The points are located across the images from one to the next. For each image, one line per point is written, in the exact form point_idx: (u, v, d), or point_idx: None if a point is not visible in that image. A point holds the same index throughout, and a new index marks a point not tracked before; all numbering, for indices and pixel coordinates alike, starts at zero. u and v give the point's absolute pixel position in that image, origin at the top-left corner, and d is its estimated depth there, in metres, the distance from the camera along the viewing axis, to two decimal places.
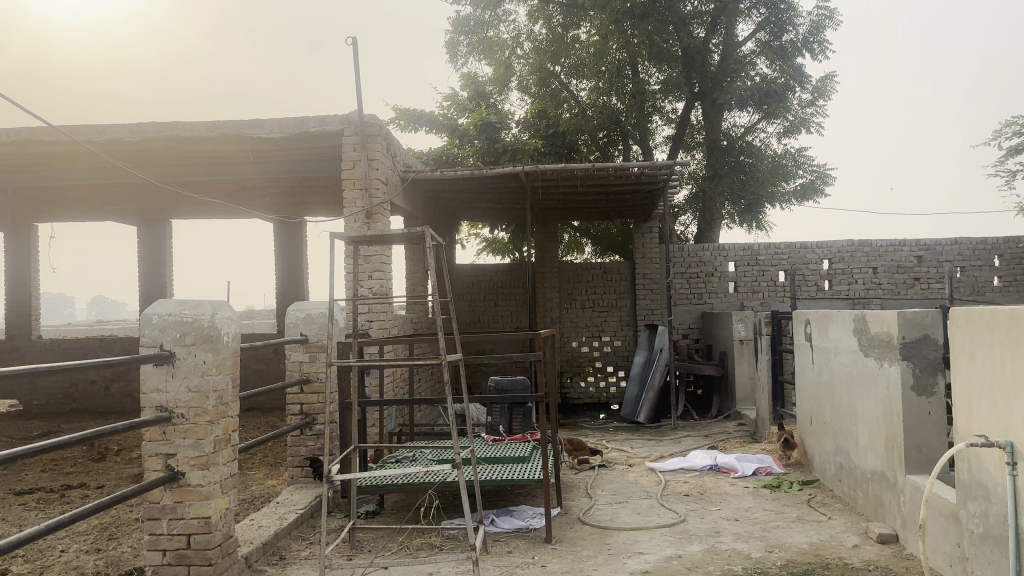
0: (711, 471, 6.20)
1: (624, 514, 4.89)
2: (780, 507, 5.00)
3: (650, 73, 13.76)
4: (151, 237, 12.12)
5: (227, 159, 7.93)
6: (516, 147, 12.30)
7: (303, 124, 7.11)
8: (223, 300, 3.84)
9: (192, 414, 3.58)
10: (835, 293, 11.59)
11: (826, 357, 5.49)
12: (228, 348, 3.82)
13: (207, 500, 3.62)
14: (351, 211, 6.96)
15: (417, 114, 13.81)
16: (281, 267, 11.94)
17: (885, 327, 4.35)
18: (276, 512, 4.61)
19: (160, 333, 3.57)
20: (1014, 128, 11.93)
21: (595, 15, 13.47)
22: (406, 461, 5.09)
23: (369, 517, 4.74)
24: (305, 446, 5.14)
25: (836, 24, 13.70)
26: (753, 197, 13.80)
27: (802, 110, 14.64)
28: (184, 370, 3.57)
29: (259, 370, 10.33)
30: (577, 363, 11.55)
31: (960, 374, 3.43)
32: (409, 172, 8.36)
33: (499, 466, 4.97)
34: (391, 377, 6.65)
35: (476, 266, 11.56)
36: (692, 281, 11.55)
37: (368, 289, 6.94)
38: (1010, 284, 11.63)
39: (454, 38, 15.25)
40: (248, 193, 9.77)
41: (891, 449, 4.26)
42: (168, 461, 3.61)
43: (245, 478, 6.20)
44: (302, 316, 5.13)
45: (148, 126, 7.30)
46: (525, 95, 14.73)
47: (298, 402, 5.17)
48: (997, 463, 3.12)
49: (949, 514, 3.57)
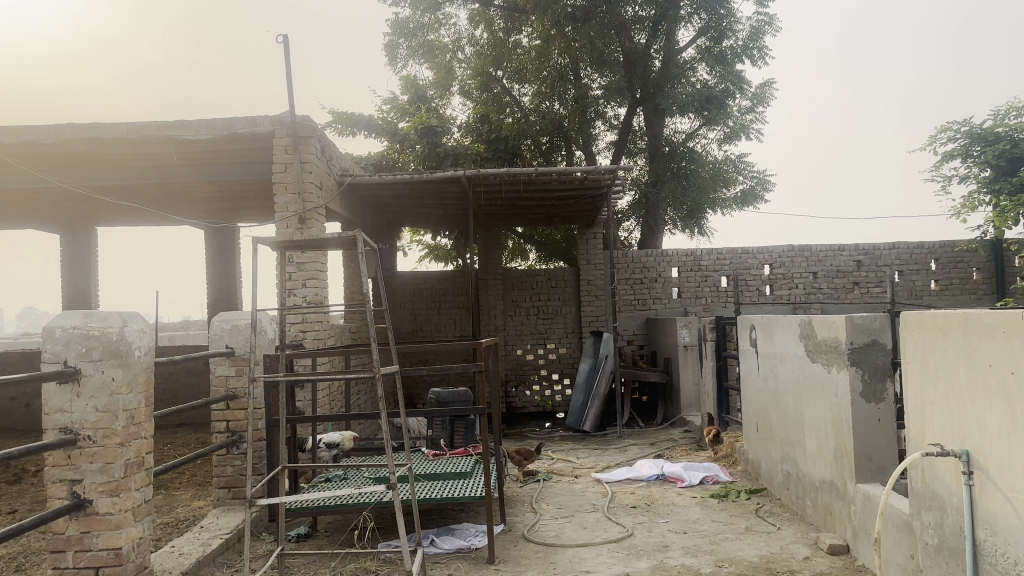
0: (658, 481, 6.06)
1: (570, 530, 4.69)
2: (729, 518, 4.89)
3: (592, 78, 13.67)
4: (75, 245, 11.54)
5: (153, 161, 7.52)
6: (458, 151, 12.08)
7: (231, 126, 6.78)
8: (135, 312, 3.52)
9: (100, 436, 3.28)
10: (776, 298, 11.68)
11: (771, 364, 5.41)
12: (141, 364, 3.51)
13: (118, 529, 3.32)
14: (283, 216, 6.70)
15: (355, 117, 13.50)
16: (213, 274, 11.50)
17: (832, 332, 4.26)
18: (199, 537, 4.28)
19: (64, 347, 3.23)
20: (949, 133, 12.16)
21: (537, 19, 13.32)
22: (339, 481, 4.86)
23: (300, 540, 4.46)
24: (232, 466, 4.82)
25: (775, 30, 13.85)
26: (695, 204, 13.80)
27: (741, 117, 14.76)
28: (91, 388, 3.25)
29: (190, 384, 9.84)
30: (522, 371, 11.37)
31: (913, 381, 3.34)
32: (345, 176, 8.08)
33: (438, 483, 4.73)
34: (327, 391, 6.38)
35: (417, 273, 11.30)
36: (636, 287, 11.49)
37: (302, 298, 6.65)
38: (945, 288, 11.88)
39: (394, 40, 14.86)
40: (177, 198, 9.35)
41: (840, 458, 4.17)
42: (74, 487, 3.28)
43: (169, 501, 5.83)
44: (228, 328, 4.83)
45: (65, 127, 6.84)
46: (467, 100, 14.55)
47: (224, 419, 4.85)
48: (952, 471, 3.02)
49: (902, 524, 3.48)
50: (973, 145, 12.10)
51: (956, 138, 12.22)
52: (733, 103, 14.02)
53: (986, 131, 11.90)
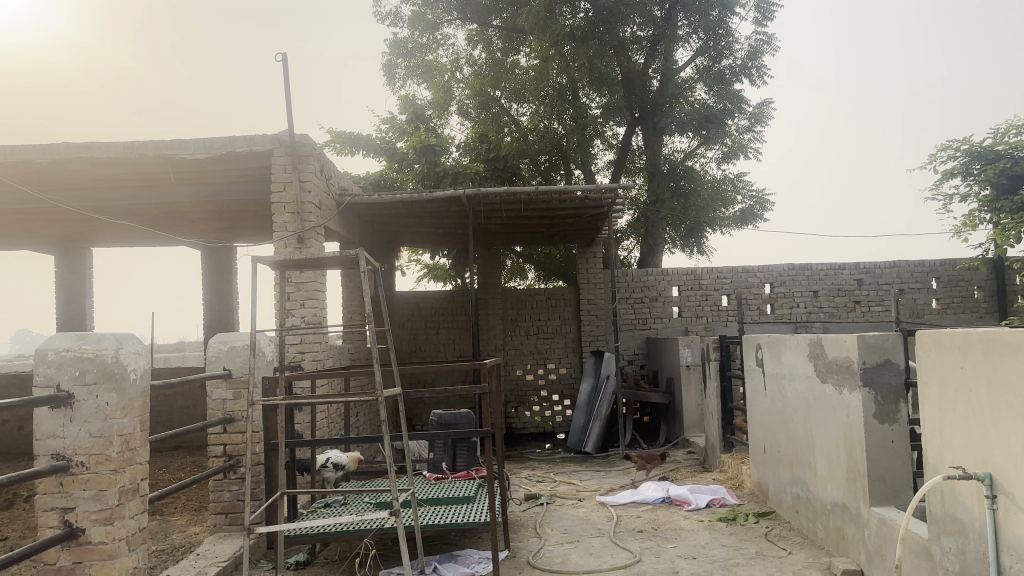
0: (664, 504, 5.95)
1: (576, 556, 4.58)
2: (738, 543, 4.77)
3: (591, 98, 13.67)
4: (70, 266, 11.43)
5: (151, 181, 7.44)
6: (456, 170, 12.02)
7: (228, 144, 6.69)
8: (130, 333, 3.42)
9: (93, 462, 3.17)
10: (777, 317, 11.60)
11: (779, 384, 5.31)
12: (136, 388, 3.40)
13: (111, 559, 3.21)
14: (281, 235, 6.61)
15: (354, 137, 13.47)
16: (209, 294, 11.39)
17: (844, 352, 4.18)
18: (195, 565, 4.14)
19: (57, 370, 3.12)
20: (949, 151, 12.14)
21: (535, 39, 13.33)
22: (338, 506, 4.75)
23: (299, 568, 4.35)
24: (228, 492, 4.71)
25: (773, 49, 13.89)
26: (694, 222, 13.87)
27: (739, 135, 14.76)
28: (85, 413, 3.15)
29: (186, 407, 9.71)
30: (522, 392, 11.26)
31: (931, 403, 3.25)
32: (344, 196, 8.00)
33: (441, 508, 4.61)
34: (325, 413, 6.26)
35: (416, 294, 11.21)
36: (637, 306, 11.41)
37: (300, 318, 6.56)
38: (947, 306, 11.82)
39: (391, 61, 14.91)
40: (174, 218, 9.26)
41: (854, 481, 4.07)
42: (66, 516, 3.17)
43: (164, 526, 5.70)
44: (225, 350, 4.73)
45: (61, 147, 6.74)
46: (465, 120, 14.55)
47: (221, 443, 4.74)
48: (975, 495, 2.92)
49: (922, 549, 3.37)
50: (973, 163, 12.07)
51: (956, 156, 12.20)
52: (731, 122, 14.04)
53: (986, 150, 11.89)
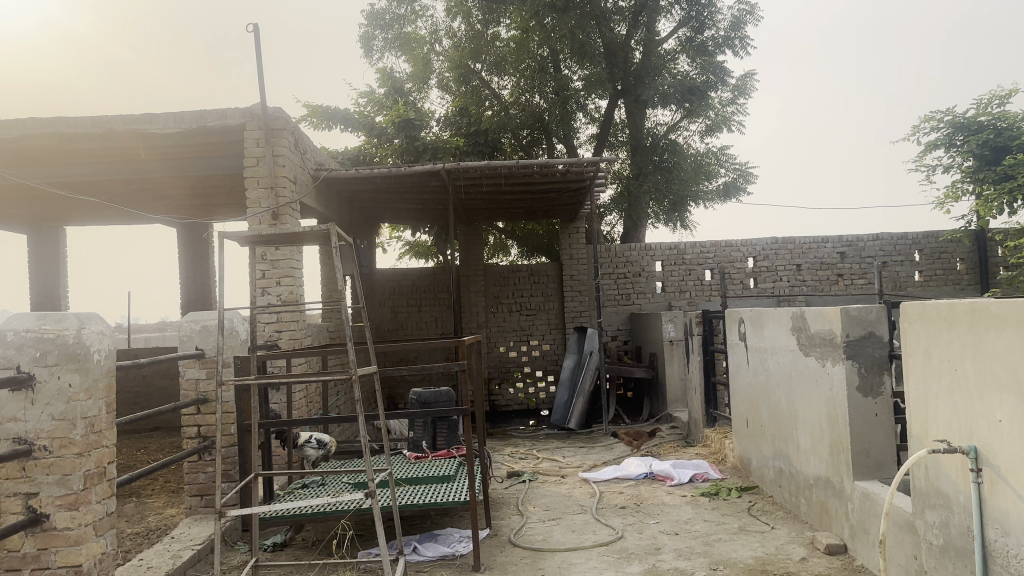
0: (647, 480, 5.92)
1: (558, 533, 4.52)
2: (721, 518, 4.75)
3: (572, 70, 13.52)
4: (42, 245, 11.22)
5: (121, 157, 7.25)
6: (436, 144, 11.86)
7: (199, 118, 6.51)
8: (93, 312, 3.29)
9: (56, 446, 3.06)
10: (760, 291, 11.59)
11: (762, 358, 5.26)
12: (101, 368, 3.28)
13: (77, 545, 3.11)
14: (255, 211, 6.47)
15: (331, 111, 13.24)
16: (186, 272, 11.22)
17: (827, 325, 4.12)
18: (169, 549, 4.05)
19: (16, 352, 3.00)
20: (931, 123, 12.09)
21: (515, 9, 13.17)
22: (316, 488, 4.67)
23: (276, 550, 4.28)
24: (204, 473, 4.62)
25: (755, 20, 13.76)
26: (677, 196, 13.80)
27: (722, 108, 14.66)
28: (46, 395, 3.03)
29: (164, 387, 9.58)
30: (505, 369, 11.19)
31: (915, 375, 3.20)
32: (320, 170, 7.84)
33: (421, 487, 4.55)
34: (303, 393, 6.17)
35: (397, 272, 11.08)
36: (620, 282, 11.35)
37: (276, 297, 6.43)
38: (929, 279, 11.83)
39: (369, 32, 14.66)
40: (147, 194, 9.06)
41: (837, 454, 4.03)
42: (29, 501, 3.06)
43: (140, 509, 5.60)
44: (197, 329, 4.61)
45: (25, 122, 6.53)
46: (446, 93, 14.35)
47: (195, 424, 4.64)
48: (959, 469, 2.88)
49: (905, 524, 3.34)
50: (956, 135, 12.05)
51: (938, 128, 12.16)
52: (714, 95, 13.92)
53: (969, 121, 11.85)
